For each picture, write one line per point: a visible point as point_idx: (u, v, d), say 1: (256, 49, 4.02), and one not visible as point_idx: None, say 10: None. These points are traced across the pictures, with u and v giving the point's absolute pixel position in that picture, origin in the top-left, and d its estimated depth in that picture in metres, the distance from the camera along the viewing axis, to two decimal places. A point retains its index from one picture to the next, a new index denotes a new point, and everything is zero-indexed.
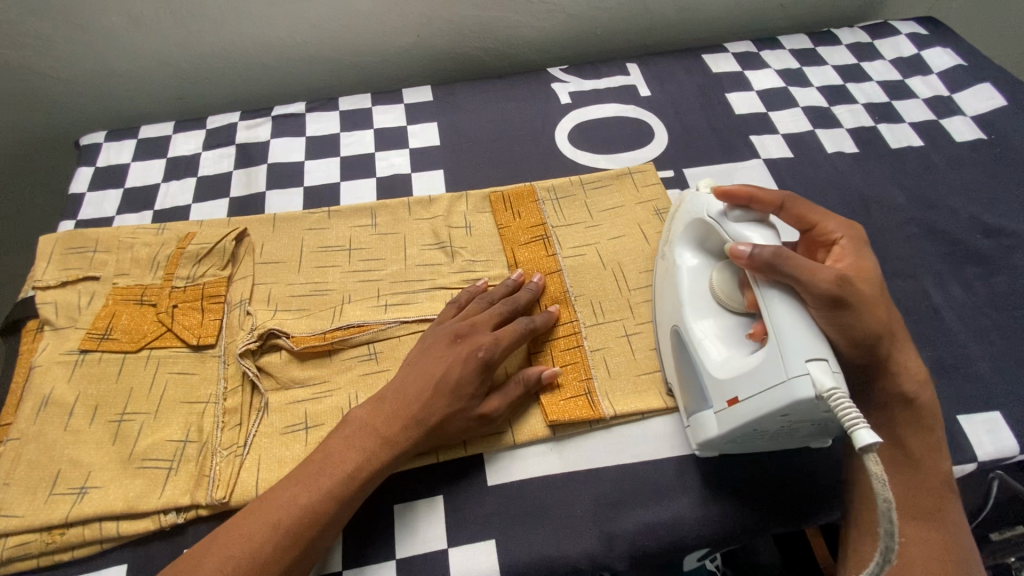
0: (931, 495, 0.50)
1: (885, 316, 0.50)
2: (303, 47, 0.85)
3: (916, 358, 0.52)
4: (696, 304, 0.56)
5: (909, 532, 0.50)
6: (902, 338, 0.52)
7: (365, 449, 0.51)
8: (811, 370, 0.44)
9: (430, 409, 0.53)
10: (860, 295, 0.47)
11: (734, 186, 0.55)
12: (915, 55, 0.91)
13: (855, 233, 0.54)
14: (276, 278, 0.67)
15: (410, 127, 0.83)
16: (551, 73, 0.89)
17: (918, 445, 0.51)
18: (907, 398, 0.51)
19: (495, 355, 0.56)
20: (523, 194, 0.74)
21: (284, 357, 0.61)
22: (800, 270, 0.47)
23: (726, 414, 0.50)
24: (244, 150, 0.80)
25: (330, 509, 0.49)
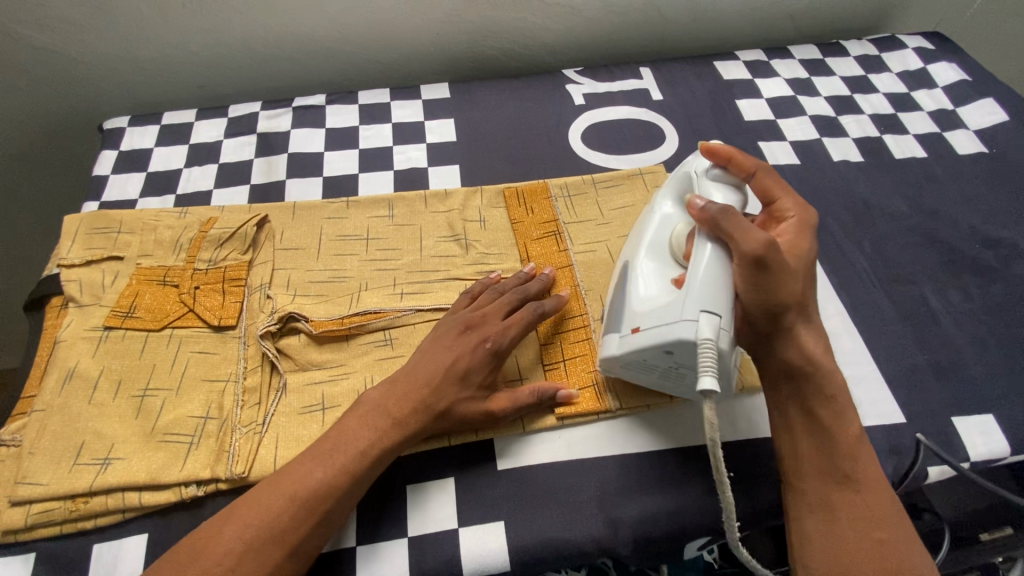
0: (846, 459, 0.51)
1: (800, 289, 0.53)
2: (324, 41, 0.87)
3: (819, 336, 0.55)
4: (652, 247, 0.58)
5: (833, 497, 0.51)
6: (814, 316, 0.56)
7: (378, 428, 0.53)
8: (700, 317, 0.49)
9: (440, 395, 0.55)
10: (784, 262, 0.51)
11: (722, 146, 0.60)
12: (921, 69, 0.93)
13: (810, 216, 0.58)
14: (295, 264, 0.69)
15: (428, 122, 0.85)
16: (566, 74, 0.91)
17: (824, 410, 0.53)
18: (808, 366, 0.53)
19: (504, 345, 0.58)
20: (536, 190, 0.76)
21: (302, 340, 0.63)
22: (735, 229, 0.51)
23: (627, 339, 0.54)
24: (265, 139, 0.82)
25: (344, 484, 0.51)
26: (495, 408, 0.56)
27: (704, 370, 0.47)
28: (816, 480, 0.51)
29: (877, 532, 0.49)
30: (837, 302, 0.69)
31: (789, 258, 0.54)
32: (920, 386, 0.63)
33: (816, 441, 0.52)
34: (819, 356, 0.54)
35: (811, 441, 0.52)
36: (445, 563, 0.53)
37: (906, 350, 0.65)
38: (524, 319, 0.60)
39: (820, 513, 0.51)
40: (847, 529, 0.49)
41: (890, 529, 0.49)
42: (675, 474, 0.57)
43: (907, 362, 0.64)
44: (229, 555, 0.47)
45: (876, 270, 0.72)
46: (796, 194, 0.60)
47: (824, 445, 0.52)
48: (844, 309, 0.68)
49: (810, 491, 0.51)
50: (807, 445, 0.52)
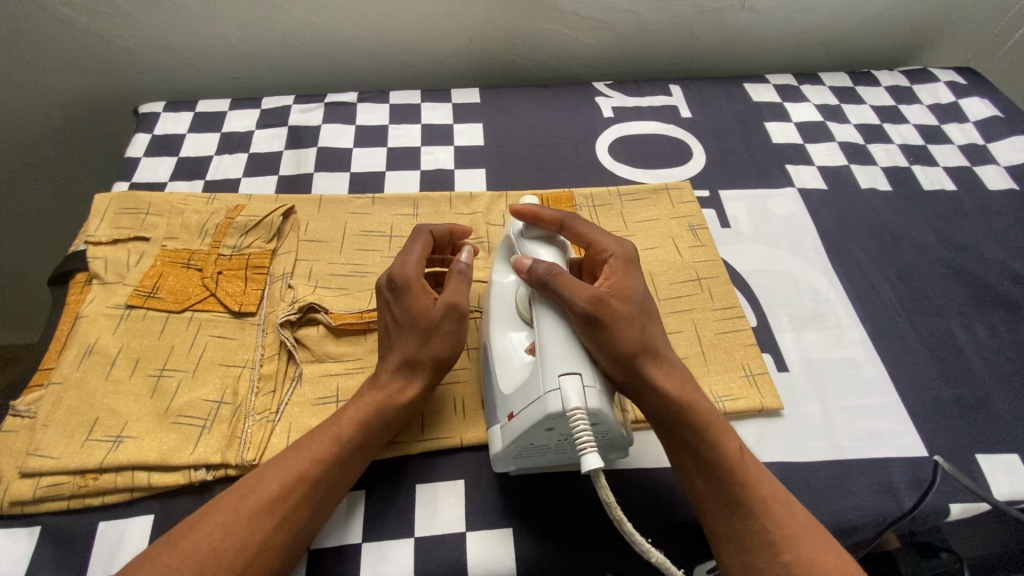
0: (724, 487, 0.49)
1: (639, 333, 0.51)
2: (359, 39, 0.89)
3: (678, 369, 0.53)
4: (502, 320, 0.57)
5: (739, 526, 0.48)
6: (667, 354, 0.53)
7: (355, 401, 0.54)
8: (563, 385, 0.46)
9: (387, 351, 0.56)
10: (614, 314, 0.50)
11: (523, 207, 0.58)
12: (952, 103, 0.93)
13: (627, 251, 0.56)
14: (318, 256, 0.69)
15: (457, 125, 0.85)
16: (596, 87, 0.91)
17: (706, 444, 0.50)
18: (677, 408, 0.51)
19: (405, 274, 0.55)
20: (561, 198, 0.76)
21: (321, 331, 0.63)
22: (562, 287, 0.51)
23: (507, 428, 0.51)
24: (296, 132, 0.82)
25: (330, 453, 0.51)
26: (451, 308, 0.55)
27: (583, 446, 0.44)
28: (719, 511, 0.49)
29: (784, 554, 0.46)
30: (860, 329, 0.68)
31: (618, 301, 0.51)
32: (943, 420, 0.61)
33: (710, 476, 0.50)
34: (682, 395, 0.51)
35: (699, 475, 0.51)
36: (451, 567, 0.52)
37: (930, 382, 0.64)
38: (418, 243, 0.58)
39: (734, 548, 0.48)
40: (760, 560, 0.47)
41: (795, 547, 0.47)
42: None
43: (930, 395, 0.63)
44: (222, 525, 0.46)
45: (902, 301, 0.71)
46: (612, 233, 0.58)
47: (717, 477, 0.50)
48: (867, 337, 0.67)
49: (716, 525, 0.49)
50: (703, 479, 0.50)
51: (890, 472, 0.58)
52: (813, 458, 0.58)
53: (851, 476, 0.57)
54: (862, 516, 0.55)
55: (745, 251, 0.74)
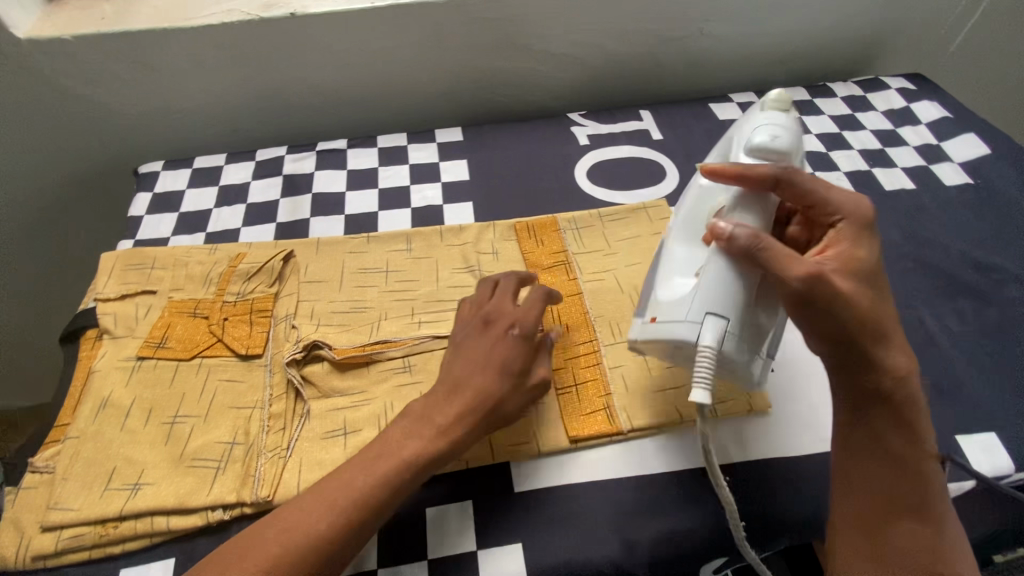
0: (910, 488, 0.51)
1: (867, 305, 0.51)
2: (345, 89, 0.94)
3: (905, 352, 0.53)
4: (689, 231, 0.59)
5: (889, 527, 0.51)
6: (896, 339, 0.53)
7: (449, 415, 0.53)
8: (705, 321, 0.51)
9: (473, 392, 0.54)
10: (832, 291, 0.50)
11: (723, 167, 0.56)
12: (905, 108, 0.99)
13: (862, 213, 0.54)
14: (319, 296, 0.72)
15: (442, 163, 0.89)
16: (571, 118, 0.97)
17: (899, 444, 0.52)
18: (886, 396, 0.52)
19: (528, 328, 0.57)
20: (546, 225, 0.81)
21: (325, 368, 0.65)
22: (773, 259, 0.50)
23: (642, 327, 0.55)
24: (290, 180, 0.86)
25: (409, 477, 0.51)
26: (542, 379, 0.56)
27: (699, 379, 0.49)
28: (876, 510, 0.51)
29: (929, 562, 0.50)
30: None
31: (842, 277, 0.51)
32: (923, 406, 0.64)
33: (893, 478, 0.51)
34: (894, 390, 0.52)
35: (875, 472, 0.52)
36: None
37: None
38: (537, 302, 0.60)
39: (870, 545, 0.51)
40: (899, 561, 0.50)
41: (940, 558, 0.50)
42: (686, 496, 0.59)
43: None
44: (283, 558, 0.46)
45: None
46: (844, 189, 0.55)
47: (893, 478, 0.51)
48: None
49: (853, 522, 0.52)
50: (878, 479, 0.52)
51: None
52: (807, 450, 0.61)
53: None
54: None
55: None
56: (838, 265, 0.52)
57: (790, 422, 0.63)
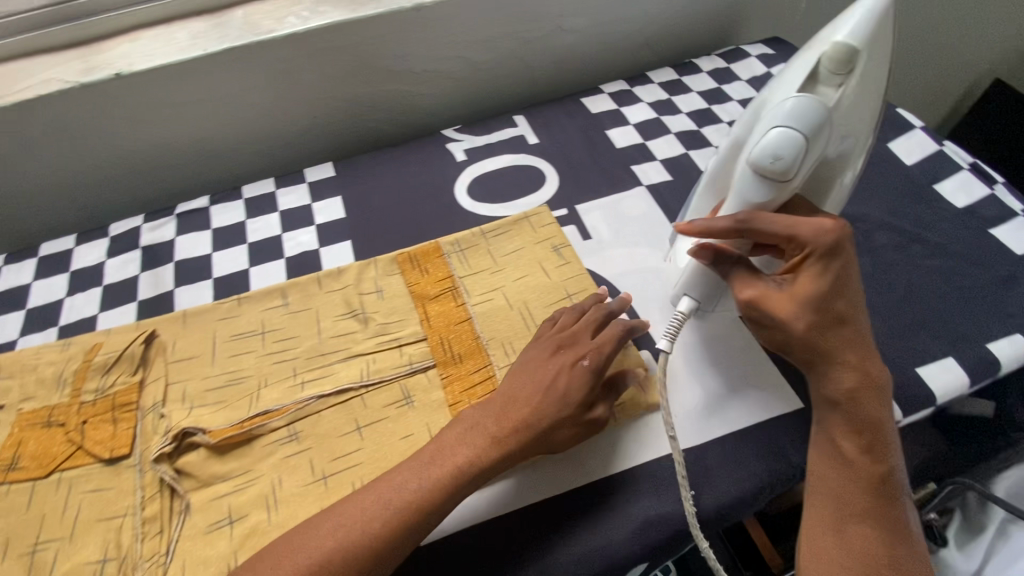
0: (863, 494, 0.52)
1: (813, 327, 0.54)
2: (198, 142, 0.88)
3: (865, 371, 0.55)
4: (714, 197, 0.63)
5: (845, 525, 0.52)
6: (854, 359, 0.55)
7: (477, 446, 0.56)
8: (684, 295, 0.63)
9: (540, 414, 0.57)
10: (771, 316, 0.55)
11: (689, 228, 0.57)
12: (766, 73, 1.01)
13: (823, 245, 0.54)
14: (190, 375, 0.67)
15: (315, 204, 0.85)
16: (446, 135, 0.94)
17: (854, 450, 0.54)
18: (840, 405, 0.55)
19: (598, 363, 0.60)
20: (428, 251, 0.78)
21: (202, 454, 0.61)
22: (733, 277, 0.58)
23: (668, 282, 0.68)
24: (150, 252, 0.80)
25: (433, 502, 0.53)
26: (598, 420, 0.59)
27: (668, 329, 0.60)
28: (834, 509, 0.53)
29: (882, 563, 0.50)
30: None
31: (783, 301, 0.54)
32: None
33: (846, 481, 0.53)
34: (848, 402, 0.55)
35: (834, 473, 0.54)
36: None
37: None
38: (615, 330, 0.62)
39: (830, 544, 0.52)
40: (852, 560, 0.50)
41: (893, 562, 0.50)
42: (597, 510, 0.58)
43: None
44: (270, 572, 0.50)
45: None
46: (815, 221, 0.54)
47: (847, 481, 0.53)
48: None
49: (813, 519, 0.53)
50: (835, 480, 0.54)
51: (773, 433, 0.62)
52: (703, 439, 0.62)
53: (739, 447, 0.61)
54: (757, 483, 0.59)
55: (607, 258, 0.78)
56: (789, 288, 0.55)
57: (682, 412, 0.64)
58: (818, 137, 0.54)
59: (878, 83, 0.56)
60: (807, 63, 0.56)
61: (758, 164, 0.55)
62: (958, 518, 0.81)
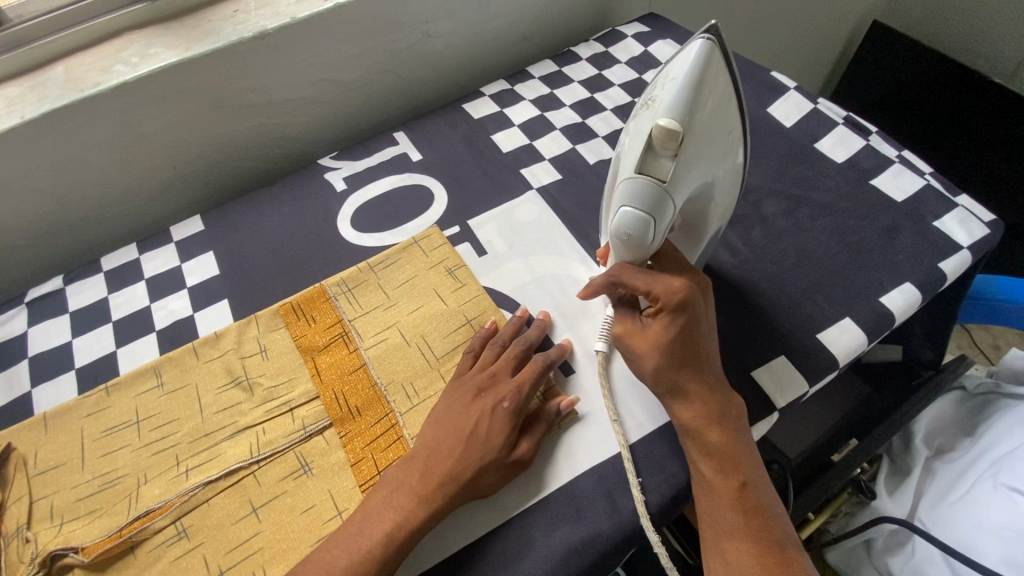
0: (729, 511, 0.53)
1: (661, 365, 0.56)
2: (41, 217, 0.79)
3: (708, 394, 0.56)
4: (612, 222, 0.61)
5: (724, 546, 0.52)
6: (698, 386, 0.56)
7: (405, 507, 0.53)
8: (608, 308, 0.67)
9: (462, 463, 0.55)
10: (631, 356, 0.58)
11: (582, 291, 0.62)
12: (645, 52, 0.99)
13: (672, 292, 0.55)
14: (57, 486, 0.60)
15: (185, 264, 0.78)
16: (322, 164, 0.88)
17: (710, 470, 0.55)
18: (690, 430, 0.56)
19: (519, 401, 0.58)
20: (313, 297, 0.73)
21: (79, 575, 0.55)
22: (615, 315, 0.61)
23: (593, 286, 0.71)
24: (0, 351, 0.71)
25: (370, 572, 0.51)
26: (521, 459, 0.57)
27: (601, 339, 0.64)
28: (711, 532, 0.53)
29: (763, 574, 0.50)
30: None
31: (638, 343, 0.57)
32: None
33: (712, 501, 0.54)
34: (696, 425, 0.56)
35: (704, 497, 0.55)
36: None
37: None
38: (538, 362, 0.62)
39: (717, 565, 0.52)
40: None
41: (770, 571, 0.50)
42: (516, 548, 0.55)
43: None
44: None
45: None
46: (664, 278, 0.56)
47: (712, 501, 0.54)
48: None
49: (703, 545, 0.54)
50: (704, 504, 0.54)
51: None
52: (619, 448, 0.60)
53: (655, 449, 0.60)
54: (676, 485, 0.58)
55: (504, 271, 0.75)
56: (645, 334, 0.57)
57: (590, 424, 0.62)
58: (665, 212, 0.49)
59: (725, 127, 0.50)
60: (643, 131, 0.49)
61: (616, 241, 0.52)
62: (886, 464, 0.86)
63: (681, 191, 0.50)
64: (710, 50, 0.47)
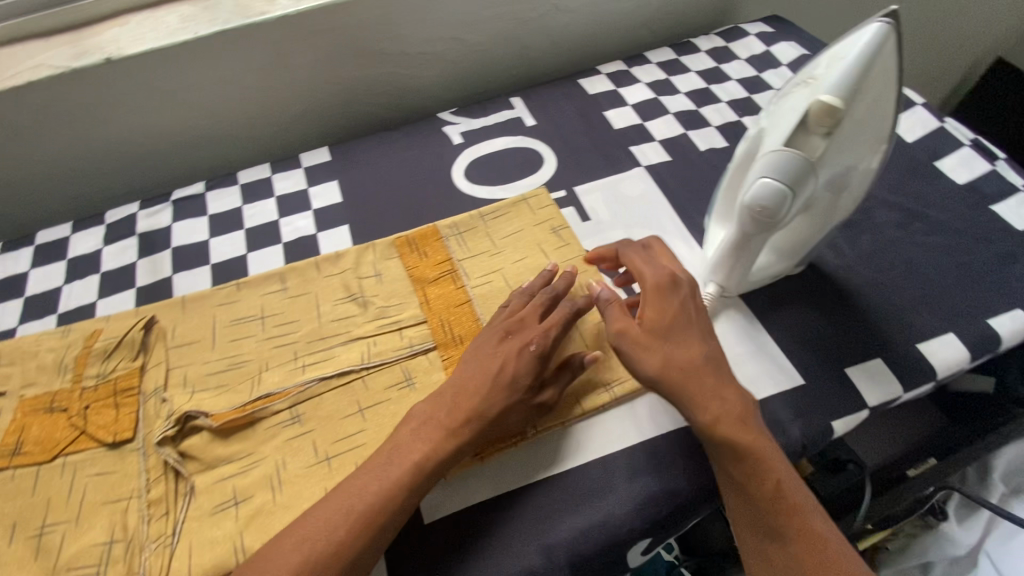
0: (772, 516, 0.51)
1: (661, 359, 0.55)
2: (192, 127, 0.87)
3: (721, 395, 0.54)
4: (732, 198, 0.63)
5: (770, 550, 0.52)
6: (706, 386, 0.54)
7: (434, 440, 0.54)
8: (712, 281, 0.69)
9: (489, 402, 0.56)
10: (634, 351, 0.56)
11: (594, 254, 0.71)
12: (765, 52, 1.00)
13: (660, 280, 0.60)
14: (190, 359, 0.67)
15: (312, 188, 0.84)
16: (442, 118, 0.93)
17: (741, 473, 0.53)
18: (712, 436, 0.53)
19: (546, 345, 0.59)
20: (426, 234, 0.78)
21: (206, 437, 0.61)
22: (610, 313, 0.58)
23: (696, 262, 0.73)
24: (147, 238, 0.80)
25: (398, 499, 0.52)
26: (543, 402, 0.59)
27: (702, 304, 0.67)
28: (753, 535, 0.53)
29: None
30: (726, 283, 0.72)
31: (639, 337, 0.56)
32: (808, 349, 0.67)
33: (749, 505, 0.52)
34: (718, 430, 0.53)
35: (739, 501, 0.53)
36: None
37: (794, 318, 0.70)
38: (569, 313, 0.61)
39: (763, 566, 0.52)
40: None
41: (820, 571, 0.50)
42: (598, 487, 0.59)
43: (796, 330, 0.69)
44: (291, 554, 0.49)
45: None
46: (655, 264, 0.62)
47: (749, 502, 0.52)
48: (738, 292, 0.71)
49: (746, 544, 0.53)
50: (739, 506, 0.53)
51: (772, 410, 0.63)
52: None
53: None
54: None
55: (607, 238, 0.78)
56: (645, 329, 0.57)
57: None
58: (804, 187, 0.52)
59: (880, 116, 0.52)
60: (797, 107, 0.51)
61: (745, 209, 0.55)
62: (958, 493, 0.83)
63: (823, 171, 0.52)
64: (886, 35, 0.48)
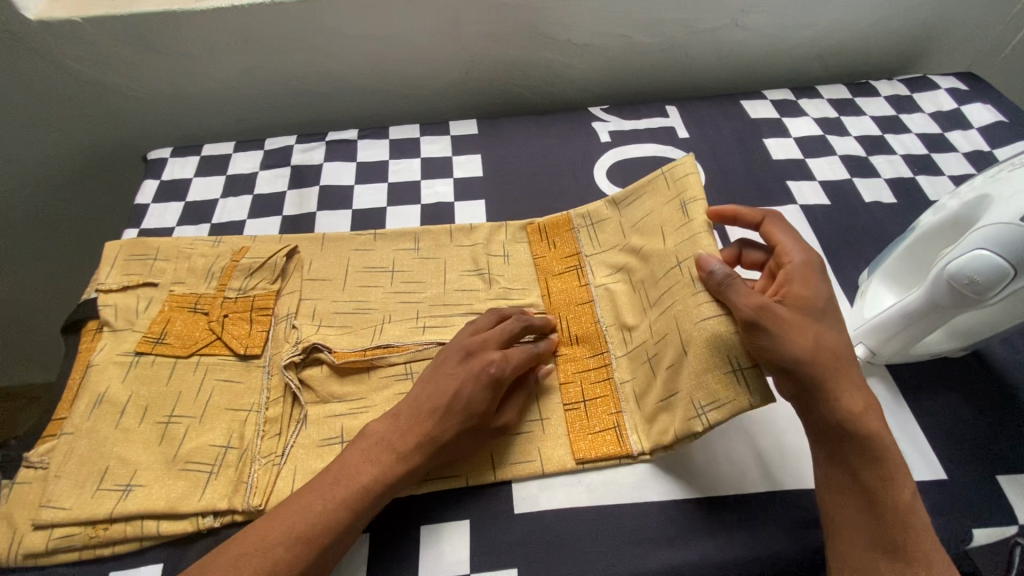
0: (894, 527, 0.48)
1: (806, 337, 0.51)
2: (358, 76, 0.90)
3: (858, 391, 0.52)
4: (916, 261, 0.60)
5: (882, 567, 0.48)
6: (845, 377, 0.52)
7: (383, 461, 0.53)
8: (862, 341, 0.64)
9: (442, 427, 0.54)
10: (777, 323, 0.51)
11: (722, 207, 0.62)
12: (954, 110, 0.91)
13: (808, 261, 0.57)
14: (321, 295, 0.70)
15: (456, 157, 0.86)
16: (593, 113, 0.92)
17: (869, 476, 0.50)
18: (846, 430, 0.51)
19: (504, 372, 0.57)
20: (559, 222, 0.74)
21: (325, 371, 0.63)
22: (734, 289, 0.53)
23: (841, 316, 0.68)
24: (299, 171, 0.84)
25: (342, 519, 0.50)
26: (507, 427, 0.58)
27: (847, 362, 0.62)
28: (865, 547, 0.49)
29: None
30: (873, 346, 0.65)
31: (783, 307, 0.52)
32: (958, 443, 0.60)
33: (868, 514, 0.50)
34: (853, 426, 0.51)
35: (855, 506, 0.50)
36: None
37: (943, 405, 0.63)
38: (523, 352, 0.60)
39: None
40: None
41: None
42: (697, 526, 0.56)
43: (944, 418, 0.62)
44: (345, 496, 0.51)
45: None
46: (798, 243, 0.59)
47: (868, 507, 0.50)
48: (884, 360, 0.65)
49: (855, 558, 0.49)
50: (853, 513, 0.50)
51: None
52: None
53: None
54: None
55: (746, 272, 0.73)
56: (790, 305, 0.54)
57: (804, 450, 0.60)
58: None
59: None
60: None
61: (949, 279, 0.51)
62: None
63: None
64: None
